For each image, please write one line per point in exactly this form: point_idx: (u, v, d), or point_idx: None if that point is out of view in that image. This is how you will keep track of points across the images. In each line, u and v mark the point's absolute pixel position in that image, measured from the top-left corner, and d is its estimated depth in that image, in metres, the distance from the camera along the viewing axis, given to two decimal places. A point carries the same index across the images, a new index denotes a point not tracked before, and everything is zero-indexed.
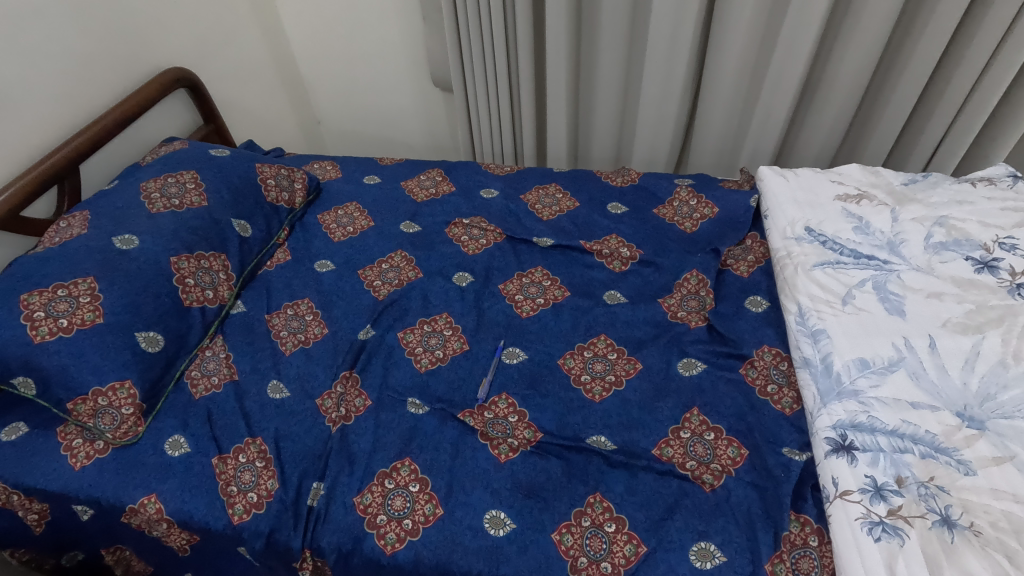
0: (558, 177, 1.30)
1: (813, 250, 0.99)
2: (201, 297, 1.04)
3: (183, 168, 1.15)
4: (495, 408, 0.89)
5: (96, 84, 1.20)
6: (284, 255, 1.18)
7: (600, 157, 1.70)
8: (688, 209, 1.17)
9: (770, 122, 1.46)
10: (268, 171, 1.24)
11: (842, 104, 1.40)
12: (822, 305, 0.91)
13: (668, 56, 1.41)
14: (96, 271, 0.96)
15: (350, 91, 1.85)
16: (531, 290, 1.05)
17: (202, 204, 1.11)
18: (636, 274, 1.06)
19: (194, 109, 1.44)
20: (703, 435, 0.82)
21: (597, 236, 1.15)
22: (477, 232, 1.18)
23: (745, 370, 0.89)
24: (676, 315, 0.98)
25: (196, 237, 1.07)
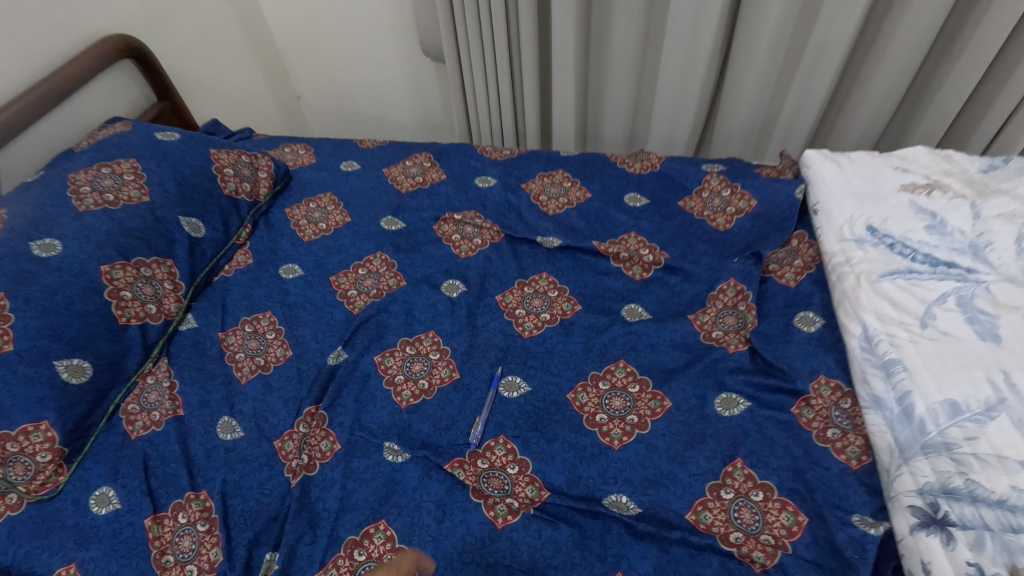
0: (566, 163, 1.12)
1: (878, 256, 0.81)
2: (141, 312, 0.87)
3: (122, 156, 0.97)
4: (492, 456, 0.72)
5: (18, 55, 1.01)
6: (246, 258, 1.01)
7: (612, 137, 1.51)
8: (721, 202, 0.99)
9: (810, 96, 1.26)
10: (225, 158, 1.05)
11: (896, 75, 1.19)
12: (894, 328, 0.73)
13: (694, 19, 1.19)
14: (7, 286, 0.78)
15: (331, 64, 1.65)
16: (534, 304, 0.88)
17: (144, 199, 0.94)
18: (660, 284, 0.89)
19: (145, 84, 1.25)
20: (749, 495, 0.66)
21: (612, 235, 0.97)
22: (470, 229, 1.01)
23: (799, 409, 0.72)
24: (710, 336, 0.81)
25: (134, 241, 0.89)
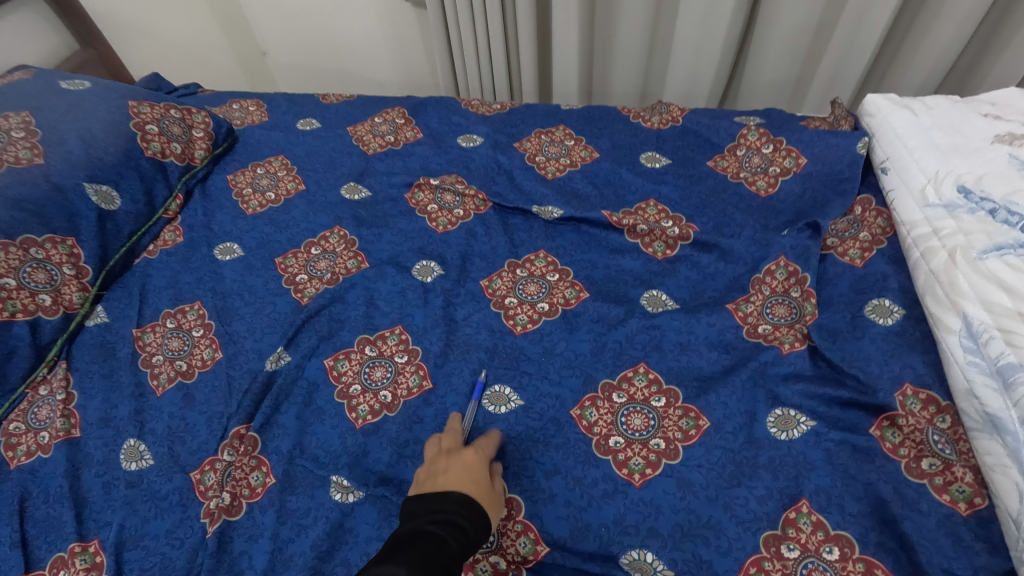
0: (567, 117, 0.92)
1: (976, 226, 0.62)
2: (30, 305, 0.69)
3: (12, 109, 0.78)
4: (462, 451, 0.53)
5: None
6: (175, 236, 0.83)
7: (621, 89, 1.31)
8: (760, 161, 0.80)
9: (860, 38, 1.04)
10: (146, 113, 0.85)
11: (970, 10, 0.95)
12: (1009, 320, 0.53)
13: None
14: None
15: (295, 10, 1.42)
16: (528, 290, 0.70)
17: (38, 160, 0.74)
18: (689, 265, 0.70)
19: (62, 28, 1.05)
20: (822, 552, 0.48)
21: (626, 204, 0.79)
22: (450, 198, 0.82)
23: (881, 431, 0.55)
24: (756, 332, 0.63)
25: (20, 214, 0.70)
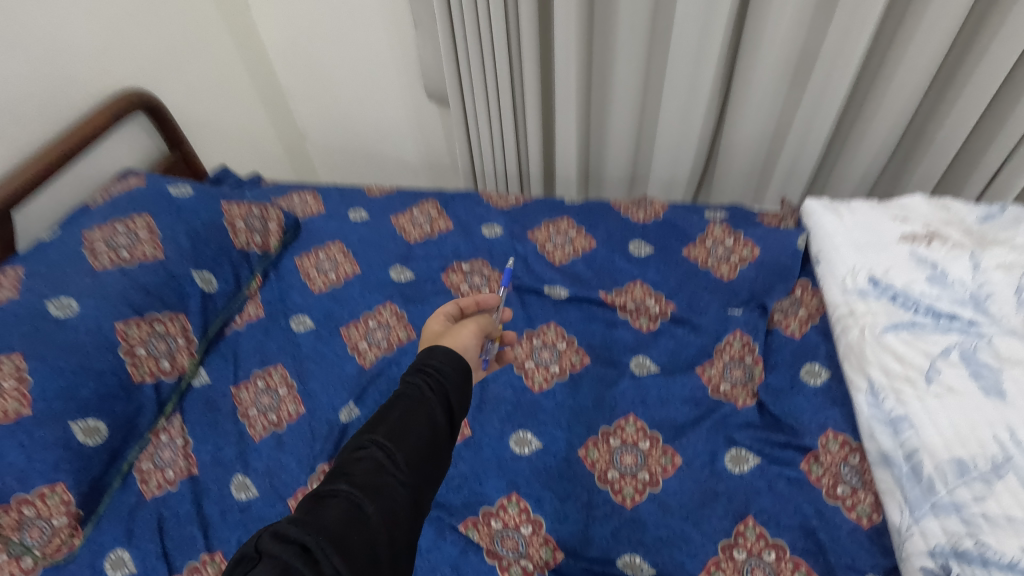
0: (570, 210, 1.14)
1: (881, 309, 0.83)
2: (154, 369, 0.88)
3: (136, 212, 0.99)
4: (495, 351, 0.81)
5: (36, 114, 1.04)
6: (257, 310, 1.03)
7: (614, 178, 1.53)
8: (724, 251, 1.01)
9: (809, 139, 1.28)
10: (236, 211, 1.07)
11: (892, 122, 1.20)
12: (900, 384, 0.74)
13: (695, 64, 1.22)
14: (23, 347, 0.80)
15: (336, 105, 1.67)
16: (543, 356, 0.90)
17: (158, 256, 0.95)
18: (668, 335, 0.90)
19: (156, 135, 1.27)
20: (762, 555, 0.67)
21: (618, 285, 0.99)
22: (478, 279, 1.02)
23: (808, 465, 0.73)
24: (718, 390, 0.82)
25: (148, 298, 0.91)
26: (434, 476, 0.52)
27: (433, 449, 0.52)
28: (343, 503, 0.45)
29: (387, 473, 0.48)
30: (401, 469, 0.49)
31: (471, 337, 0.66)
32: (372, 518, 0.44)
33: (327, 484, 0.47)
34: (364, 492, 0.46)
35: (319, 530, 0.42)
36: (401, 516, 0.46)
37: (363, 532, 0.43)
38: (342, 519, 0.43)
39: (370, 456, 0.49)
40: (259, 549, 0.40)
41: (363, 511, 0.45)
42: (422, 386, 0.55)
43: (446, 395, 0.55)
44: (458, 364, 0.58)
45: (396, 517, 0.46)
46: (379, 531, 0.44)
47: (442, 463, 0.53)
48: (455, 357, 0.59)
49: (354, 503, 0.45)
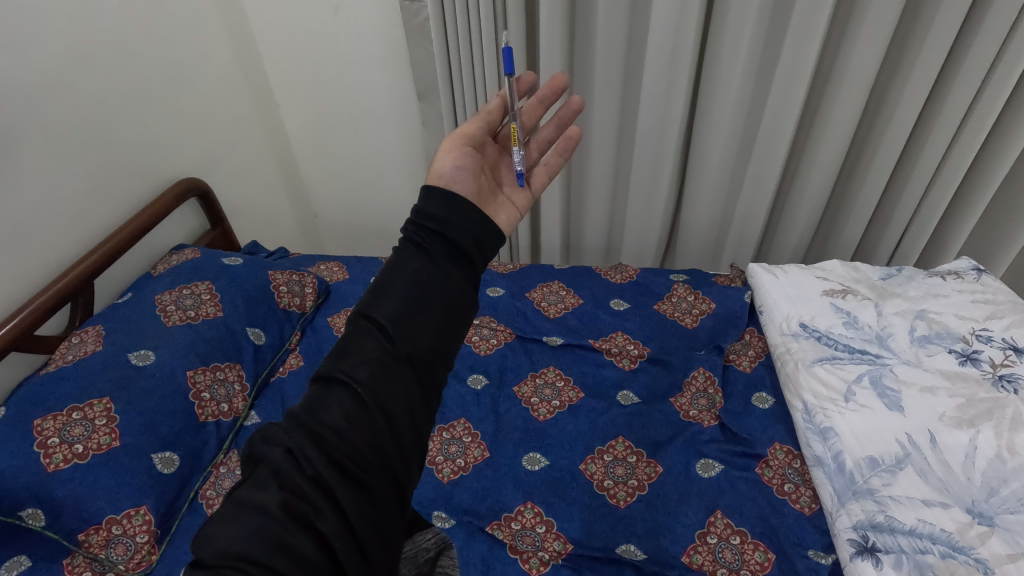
0: (559, 274, 1.36)
1: (810, 346, 1.05)
2: (216, 411, 1.03)
3: (198, 278, 1.17)
4: (542, 144, 0.93)
5: (110, 198, 1.23)
6: (297, 361, 1.20)
7: (592, 248, 1.78)
8: (687, 305, 1.24)
9: (751, 216, 1.56)
10: (281, 277, 1.27)
11: (814, 204, 1.49)
12: (826, 403, 0.96)
13: (655, 158, 1.50)
14: (112, 391, 0.94)
15: (350, 188, 1.90)
16: (546, 392, 1.09)
17: (218, 314, 1.13)
18: (646, 373, 1.11)
19: (202, 215, 1.49)
20: (729, 539, 0.85)
21: (603, 333, 1.21)
22: (487, 331, 1.22)
23: (761, 469, 0.93)
24: (688, 414, 1.03)
25: (211, 349, 1.07)
26: (443, 345, 0.59)
27: (436, 317, 0.59)
28: (341, 392, 0.53)
29: (380, 354, 0.55)
30: (396, 346, 0.56)
31: (448, 162, 0.76)
32: (366, 400, 0.52)
33: (332, 369, 0.55)
34: (360, 376, 0.53)
35: (316, 421, 0.51)
36: (396, 389, 0.53)
37: (359, 414, 0.51)
38: (338, 407, 0.52)
39: (368, 339, 0.56)
40: (270, 443, 0.51)
41: (358, 396, 0.52)
42: (422, 259, 0.62)
43: (445, 264, 0.62)
44: (458, 236, 0.65)
45: (391, 394, 0.53)
46: (373, 412, 0.52)
47: (453, 332, 0.60)
48: (458, 223, 0.66)
49: (351, 390, 0.53)
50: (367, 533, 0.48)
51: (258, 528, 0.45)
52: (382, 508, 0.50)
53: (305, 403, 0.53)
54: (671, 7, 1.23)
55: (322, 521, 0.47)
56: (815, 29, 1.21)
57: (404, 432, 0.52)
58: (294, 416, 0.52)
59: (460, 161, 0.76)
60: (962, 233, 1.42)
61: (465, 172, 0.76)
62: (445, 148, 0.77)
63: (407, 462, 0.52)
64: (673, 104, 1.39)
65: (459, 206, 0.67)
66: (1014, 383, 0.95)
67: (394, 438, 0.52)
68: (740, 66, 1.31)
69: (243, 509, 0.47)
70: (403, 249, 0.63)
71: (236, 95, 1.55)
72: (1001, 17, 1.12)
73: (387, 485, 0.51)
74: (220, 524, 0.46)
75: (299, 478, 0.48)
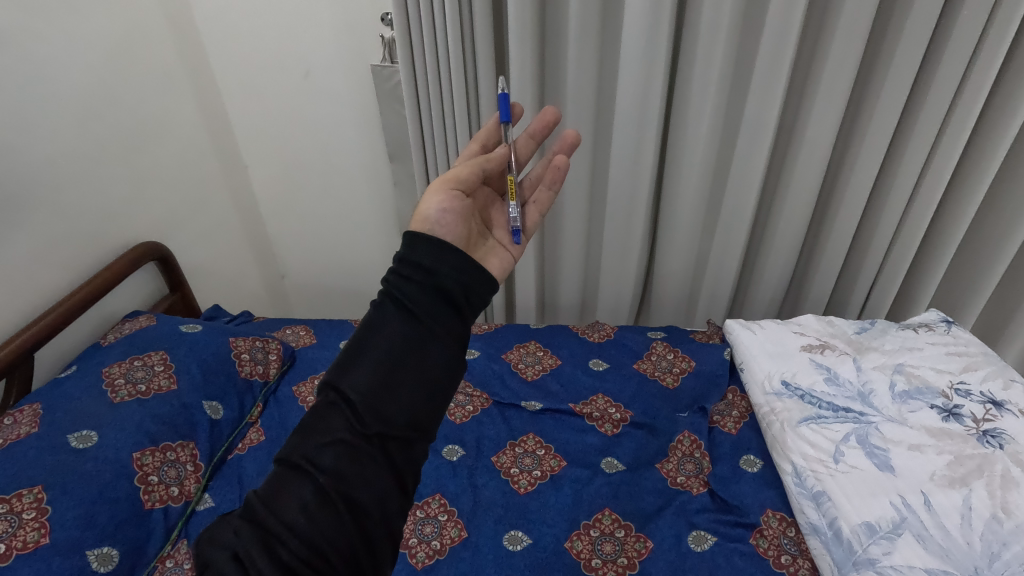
0: (536, 334, 1.33)
1: (794, 405, 1.03)
2: (165, 495, 0.94)
3: (152, 348, 1.10)
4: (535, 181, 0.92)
5: (59, 264, 1.17)
6: (258, 435, 1.12)
7: (567, 306, 1.76)
8: (667, 364, 1.22)
9: (724, 272, 1.58)
10: (243, 344, 1.20)
11: (784, 259, 1.52)
12: (816, 465, 0.93)
13: (628, 216, 1.51)
14: (45, 478, 0.84)
15: (321, 248, 1.86)
16: (526, 462, 1.03)
17: (172, 387, 1.05)
18: (630, 438, 1.07)
19: (160, 280, 1.43)
20: None
21: (583, 396, 1.16)
22: (462, 397, 1.16)
23: (756, 540, 0.89)
24: (676, 482, 0.99)
25: (162, 426, 0.99)
26: (422, 421, 0.56)
27: (414, 390, 0.56)
28: (304, 481, 0.51)
29: (348, 437, 0.52)
30: (365, 426, 0.53)
31: (435, 204, 0.72)
32: (330, 492, 0.50)
33: (296, 452, 0.53)
34: (322, 463, 0.51)
35: (273, 517, 0.49)
36: (363, 478, 0.51)
37: (321, 509, 0.49)
38: (297, 500, 0.50)
39: (335, 418, 0.54)
40: (218, 544, 0.48)
41: (321, 488, 0.50)
42: (402, 321, 0.59)
43: (427, 326, 0.59)
44: (444, 291, 0.62)
45: (356, 483, 0.51)
46: (336, 505, 0.50)
47: (434, 404, 0.57)
48: (446, 278, 0.62)
49: (314, 479, 0.51)
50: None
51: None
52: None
53: (265, 490, 0.51)
54: (638, 73, 1.27)
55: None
56: (774, 92, 1.27)
57: (369, 526, 0.50)
58: (251, 508, 0.50)
59: (447, 202, 0.73)
60: (929, 285, 1.46)
61: (451, 215, 0.73)
62: (433, 188, 0.73)
63: (372, 559, 0.50)
64: (643, 163, 1.41)
65: (445, 256, 0.64)
66: (998, 438, 0.94)
67: (358, 534, 0.50)
68: (705, 127, 1.36)
69: None
70: (382, 308, 0.60)
71: (202, 156, 1.52)
72: (944, 83, 1.19)
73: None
74: None
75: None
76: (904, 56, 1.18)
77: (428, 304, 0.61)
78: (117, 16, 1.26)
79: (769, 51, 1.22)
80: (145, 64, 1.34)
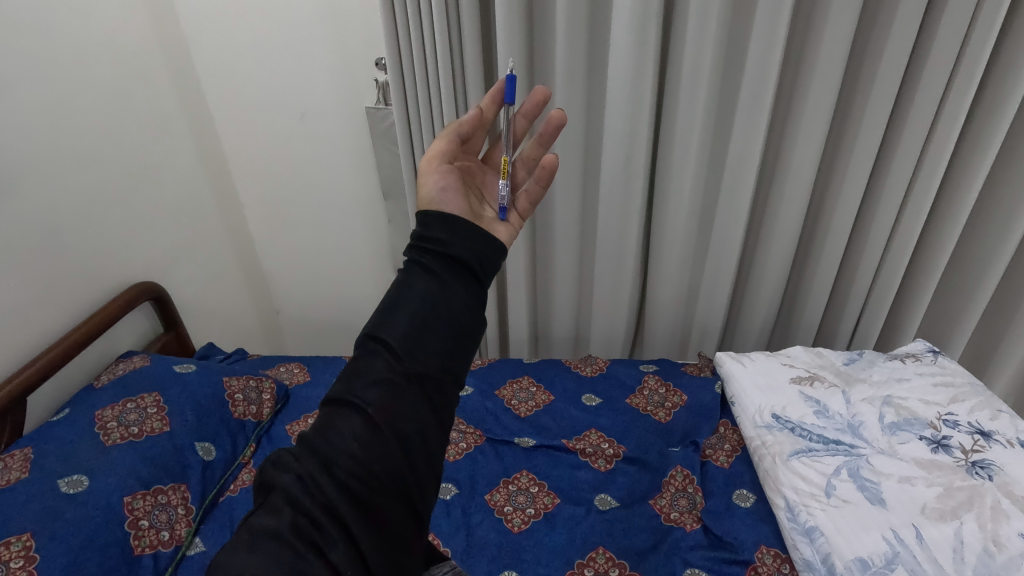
0: (529, 369, 1.34)
1: (785, 438, 1.04)
2: (155, 540, 0.93)
3: (145, 390, 1.10)
4: (529, 162, 0.87)
5: (55, 307, 1.18)
6: (251, 476, 1.11)
7: (561, 340, 1.77)
8: (659, 398, 1.23)
9: (714, 304, 1.60)
10: (236, 384, 1.21)
11: (772, 291, 1.55)
12: (808, 499, 0.93)
13: (618, 250, 1.54)
14: (34, 525, 0.83)
15: (316, 284, 1.88)
16: (519, 500, 1.03)
17: (164, 429, 1.05)
18: (623, 474, 1.07)
19: (155, 319, 1.44)
20: None
21: (576, 432, 1.17)
22: (456, 434, 1.16)
23: None
24: (669, 518, 0.99)
25: (154, 469, 0.98)
26: (453, 364, 0.58)
27: (444, 335, 0.58)
28: (353, 413, 0.53)
29: (389, 375, 0.55)
30: (405, 363, 0.55)
31: (433, 186, 0.74)
32: (378, 422, 0.52)
33: (341, 391, 0.55)
34: (370, 397, 0.53)
35: (327, 445, 0.51)
36: (408, 411, 0.53)
37: (371, 436, 0.51)
38: (349, 430, 0.52)
39: (377, 360, 0.56)
40: (280, 470, 0.51)
41: (369, 418, 0.52)
42: (430, 277, 0.62)
43: (449, 283, 0.62)
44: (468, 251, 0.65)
45: (402, 414, 0.53)
46: (384, 433, 0.52)
47: (462, 350, 0.60)
48: (460, 246, 0.65)
49: (361, 412, 0.53)
50: (377, 559, 0.48)
51: (272, 555, 0.45)
52: (392, 531, 0.50)
53: (316, 426, 0.54)
54: (624, 113, 1.32)
55: (332, 549, 0.46)
56: (757, 130, 1.31)
57: (416, 454, 0.52)
58: (305, 438, 0.53)
59: (446, 183, 0.75)
60: (915, 316, 1.49)
61: (453, 192, 0.75)
62: (429, 172, 0.75)
63: (421, 485, 0.52)
64: (631, 199, 1.45)
65: (463, 226, 0.67)
66: (988, 469, 0.95)
67: (407, 462, 0.52)
68: (691, 164, 1.40)
69: (254, 537, 0.47)
70: (410, 268, 0.63)
71: (198, 195, 1.54)
72: (917, 122, 1.24)
73: (400, 508, 0.50)
74: (228, 556, 0.46)
75: (309, 503, 0.48)
76: (878, 97, 1.24)
77: (454, 262, 0.64)
78: (120, 64, 1.30)
79: (751, 92, 1.27)
80: (146, 108, 1.37)
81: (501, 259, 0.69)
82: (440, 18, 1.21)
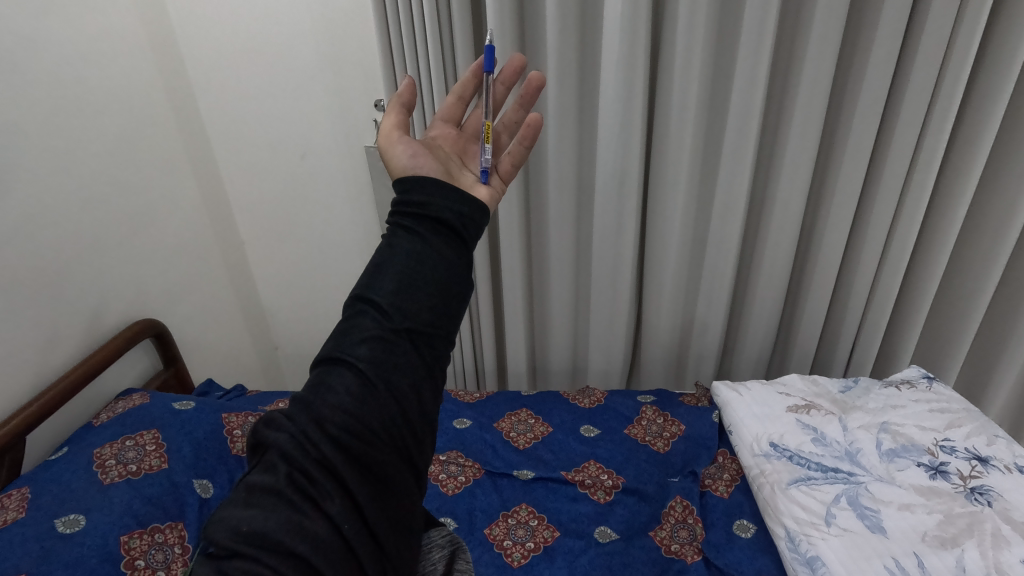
0: (527, 401, 1.34)
1: (783, 467, 1.04)
2: None
3: (144, 428, 1.11)
4: (511, 127, 0.87)
5: (55, 346, 1.19)
6: None
7: (559, 370, 1.77)
8: (657, 428, 1.23)
9: (710, 333, 1.61)
10: (235, 421, 1.21)
11: (766, 321, 1.56)
12: (808, 528, 0.93)
13: (613, 281, 1.56)
14: (31, 566, 0.83)
15: (314, 320, 1.89)
16: (519, 534, 1.02)
17: (163, 466, 1.05)
18: (623, 505, 1.07)
19: (155, 357, 1.45)
20: None
21: (575, 463, 1.17)
22: (454, 468, 1.16)
23: None
24: (670, 550, 0.99)
25: (152, 508, 0.98)
26: (443, 320, 0.56)
27: (433, 290, 0.55)
28: (345, 370, 0.51)
29: (379, 332, 0.52)
30: (393, 321, 0.53)
31: (404, 154, 0.71)
32: (371, 378, 0.50)
33: (333, 348, 0.53)
34: (361, 355, 0.51)
35: (321, 402, 0.50)
36: (401, 370, 0.52)
37: (364, 393, 0.50)
38: (341, 386, 0.50)
39: (366, 319, 0.53)
40: (275, 427, 0.50)
41: (362, 374, 0.51)
42: (417, 236, 0.58)
43: (437, 240, 0.59)
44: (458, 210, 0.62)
45: (394, 372, 0.51)
46: (378, 389, 0.50)
47: (452, 306, 0.57)
48: (442, 204, 0.61)
49: (354, 369, 0.51)
50: (375, 514, 0.48)
51: (270, 509, 0.46)
52: (390, 482, 0.50)
53: (309, 384, 0.52)
54: (615, 149, 1.36)
55: (328, 503, 0.47)
56: (744, 164, 1.36)
57: (411, 410, 0.51)
58: (299, 394, 0.52)
59: (417, 151, 0.71)
60: (908, 342, 1.50)
61: (425, 157, 0.72)
62: (399, 142, 0.72)
63: (416, 440, 0.52)
64: (625, 231, 1.47)
65: (452, 188, 0.64)
66: (986, 495, 0.95)
67: (402, 416, 0.51)
68: (682, 197, 1.43)
69: (251, 493, 0.47)
70: (396, 230, 0.59)
71: (200, 234, 1.58)
72: (898, 155, 1.29)
73: (396, 462, 0.50)
74: (226, 512, 0.46)
75: (304, 459, 0.48)
76: (859, 131, 1.28)
77: (443, 222, 0.60)
78: (128, 110, 1.35)
79: (736, 129, 1.32)
80: (152, 151, 1.41)
81: (485, 219, 0.66)
82: (437, 63, 1.26)
